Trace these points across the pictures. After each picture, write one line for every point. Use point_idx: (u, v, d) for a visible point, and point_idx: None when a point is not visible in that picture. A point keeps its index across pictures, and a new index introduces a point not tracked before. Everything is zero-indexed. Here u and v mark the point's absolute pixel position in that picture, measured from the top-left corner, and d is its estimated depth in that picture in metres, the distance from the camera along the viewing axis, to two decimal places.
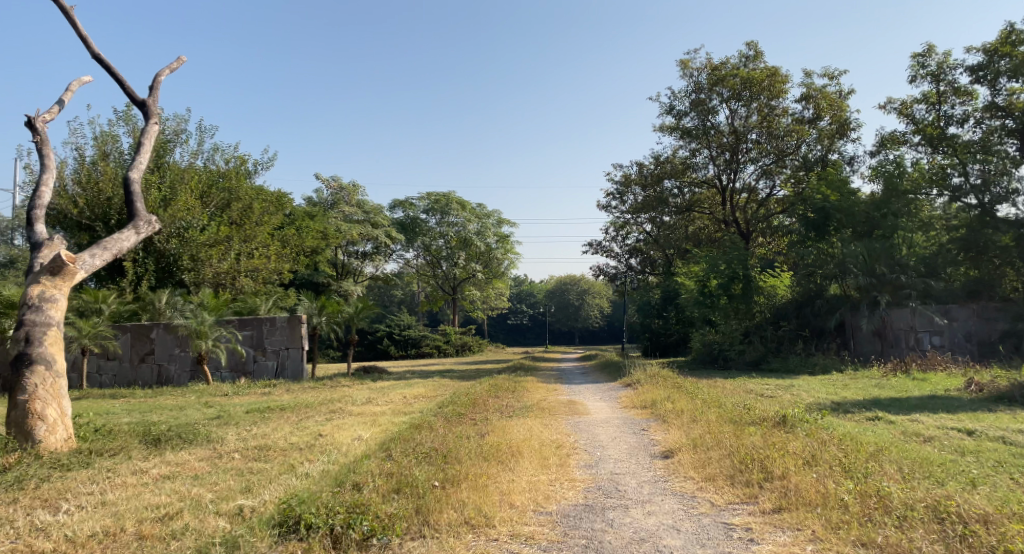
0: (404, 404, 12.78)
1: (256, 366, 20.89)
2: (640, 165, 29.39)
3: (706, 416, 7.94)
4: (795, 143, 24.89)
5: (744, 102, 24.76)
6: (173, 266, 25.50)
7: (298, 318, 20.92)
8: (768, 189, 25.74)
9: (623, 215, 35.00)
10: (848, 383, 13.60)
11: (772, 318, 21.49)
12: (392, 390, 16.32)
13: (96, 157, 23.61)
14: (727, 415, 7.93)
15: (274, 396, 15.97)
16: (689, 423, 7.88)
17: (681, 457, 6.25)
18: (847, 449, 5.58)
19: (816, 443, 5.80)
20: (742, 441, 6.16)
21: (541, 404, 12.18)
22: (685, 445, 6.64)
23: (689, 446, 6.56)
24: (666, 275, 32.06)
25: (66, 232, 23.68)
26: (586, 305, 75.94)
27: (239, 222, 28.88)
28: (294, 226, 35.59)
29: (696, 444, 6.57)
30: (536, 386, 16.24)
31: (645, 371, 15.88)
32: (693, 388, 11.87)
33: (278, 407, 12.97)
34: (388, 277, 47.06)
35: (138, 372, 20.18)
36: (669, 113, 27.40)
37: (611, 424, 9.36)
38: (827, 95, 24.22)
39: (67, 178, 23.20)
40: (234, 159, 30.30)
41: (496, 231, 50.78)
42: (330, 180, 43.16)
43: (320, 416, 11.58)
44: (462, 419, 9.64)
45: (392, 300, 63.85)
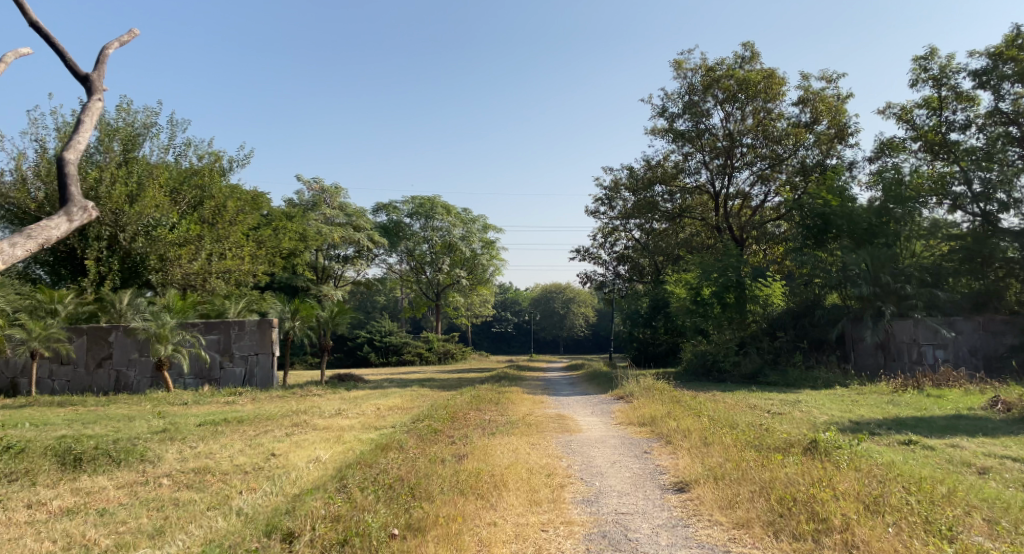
0: (377, 417, 11.61)
1: (223, 373, 19.62)
2: (630, 169, 28.42)
3: (720, 439, 6.86)
4: (792, 148, 23.81)
5: (739, 105, 23.85)
6: (141, 266, 24.12)
7: (268, 322, 19.68)
8: (763, 195, 24.78)
9: (611, 221, 34.12)
10: (858, 399, 12.60)
11: (767, 329, 20.41)
12: (366, 400, 15.11)
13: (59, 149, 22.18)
14: (747, 438, 6.84)
15: (236, 406, 14.73)
16: (700, 447, 6.78)
17: (699, 492, 5.16)
18: (914, 490, 4.51)
19: (871, 481, 4.73)
20: (776, 473, 5.05)
21: (527, 418, 11.04)
22: (703, 476, 5.55)
23: (709, 477, 5.47)
24: (656, 283, 31.19)
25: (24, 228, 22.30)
26: (572, 314, 74.87)
27: (212, 222, 27.57)
28: (271, 227, 34.26)
29: (716, 475, 5.48)
30: (522, 398, 15.12)
31: (639, 383, 14.83)
32: (695, 403, 10.80)
33: (236, 419, 11.74)
34: (370, 282, 45.80)
35: (94, 378, 18.83)
36: (661, 116, 26.47)
37: (606, 444, 8.23)
38: (824, 98, 23.30)
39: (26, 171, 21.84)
40: (210, 155, 28.98)
41: (481, 236, 49.60)
42: (311, 182, 41.87)
43: (281, 430, 10.38)
44: (438, 436, 8.49)
45: (375, 306, 62.50)
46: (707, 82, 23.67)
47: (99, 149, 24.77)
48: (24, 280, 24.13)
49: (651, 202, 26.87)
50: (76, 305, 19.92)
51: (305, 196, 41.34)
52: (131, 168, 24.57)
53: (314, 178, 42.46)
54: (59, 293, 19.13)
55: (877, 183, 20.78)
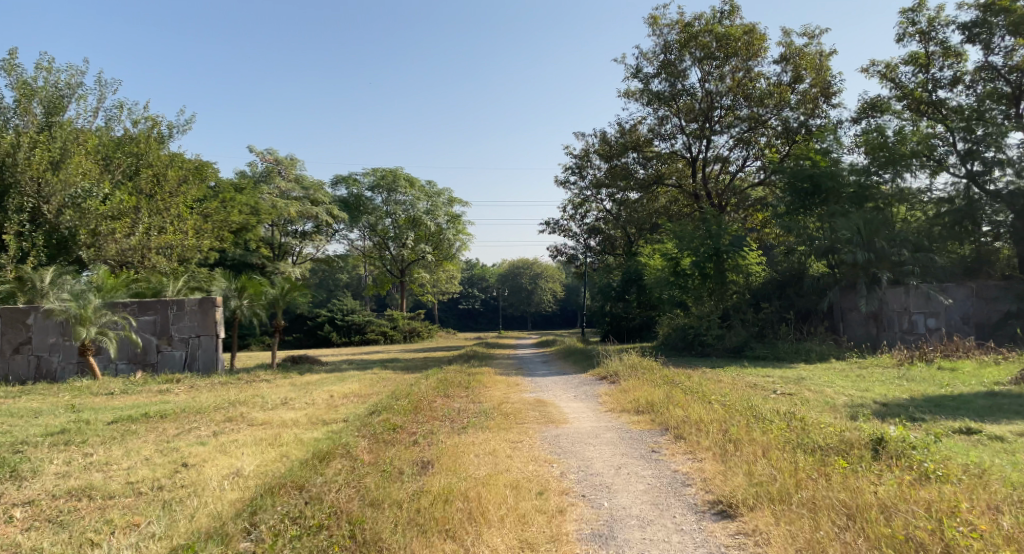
0: (328, 408, 9.99)
1: (160, 358, 17.72)
2: (602, 134, 26.91)
3: (751, 436, 5.43)
4: (773, 110, 22.46)
5: (719, 63, 22.34)
6: (70, 240, 21.80)
7: (212, 300, 17.89)
8: (744, 159, 23.50)
9: (582, 191, 32.72)
10: (863, 374, 11.38)
11: (751, 301, 19.21)
12: (318, 386, 13.45)
13: None
14: (785, 433, 5.45)
15: (168, 396, 12.94)
16: (728, 448, 5.34)
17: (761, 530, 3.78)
18: None
19: (1011, 526, 3.50)
20: (872, 504, 3.77)
21: (501, 406, 9.55)
22: (755, 497, 4.13)
23: (764, 500, 4.06)
24: (629, 256, 29.94)
25: None
26: (539, 289, 73.59)
27: (150, 192, 25.90)
28: (218, 200, 31.99)
29: (774, 496, 4.09)
30: (494, 380, 13.64)
31: (623, 361, 13.46)
32: (694, 386, 9.43)
33: (160, 414, 9.99)
34: (330, 258, 43.72)
35: (11, 365, 16.81)
36: (635, 76, 24.91)
37: (602, 441, 6.75)
38: (807, 55, 21.95)
39: None
40: (147, 120, 26.75)
41: (447, 210, 47.60)
42: (265, 153, 39.50)
43: (210, 427, 8.70)
44: (397, 436, 6.91)
45: (338, 284, 60.33)
46: (685, 38, 22.14)
47: (18, 112, 22.40)
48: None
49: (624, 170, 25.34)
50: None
51: (259, 167, 38.95)
52: (54, 133, 22.18)
53: (268, 149, 40.01)
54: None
55: (862, 145, 19.49)
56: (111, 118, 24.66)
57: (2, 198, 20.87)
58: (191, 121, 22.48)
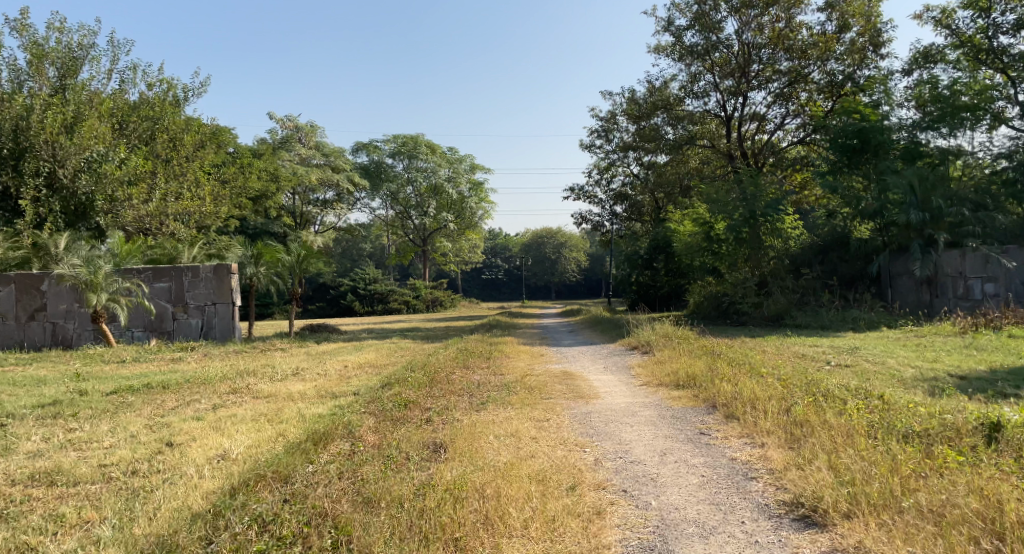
0: (339, 380, 9.28)
1: (175, 326, 17.23)
2: (631, 92, 25.72)
3: (819, 419, 4.67)
4: (815, 63, 21.10)
5: (758, 13, 21.00)
6: (88, 207, 21.31)
7: (227, 267, 17.35)
8: (782, 117, 22.19)
9: (608, 155, 31.62)
10: (920, 343, 10.43)
11: (790, 267, 18.09)
12: (333, 356, 12.80)
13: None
14: (861, 415, 4.64)
15: (178, 365, 12.39)
16: (792, 435, 4.61)
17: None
18: None
19: None
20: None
21: (527, 380, 8.78)
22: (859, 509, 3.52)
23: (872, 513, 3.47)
24: (658, 222, 28.89)
25: None
26: (563, 259, 72.62)
27: (167, 157, 25.72)
28: (237, 165, 31.53)
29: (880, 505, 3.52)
30: (518, 350, 12.87)
31: (655, 330, 12.62)
32: (739, 358, 8.57)
33: (163, 384, 9.34)
34: (351, 227, 43.16)
35: (26, 332, 16.43)
36: (666, 31, 23.64)
37: (639, 420, 5.95)
38: (854, 2, 20.49)
39: None
40: (162, 83, 26.17)
41: (469, 178, 46.66)
42: (285, 119, 38.84)
43: (212, 399, 8.02)
44: (410, 413, 6.17)
45: (360, 254, 59.88)
46: None
47: (31, 73, 21.84)
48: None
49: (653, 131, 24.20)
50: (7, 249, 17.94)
51: (279, 134, 38.30)
52: (68, 96, 21.66)
53: (288, 116, 39.46)
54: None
55: (915, 98, 18.06)
56: (125, 81, 24.11)
57: (18, 162, 20.24)
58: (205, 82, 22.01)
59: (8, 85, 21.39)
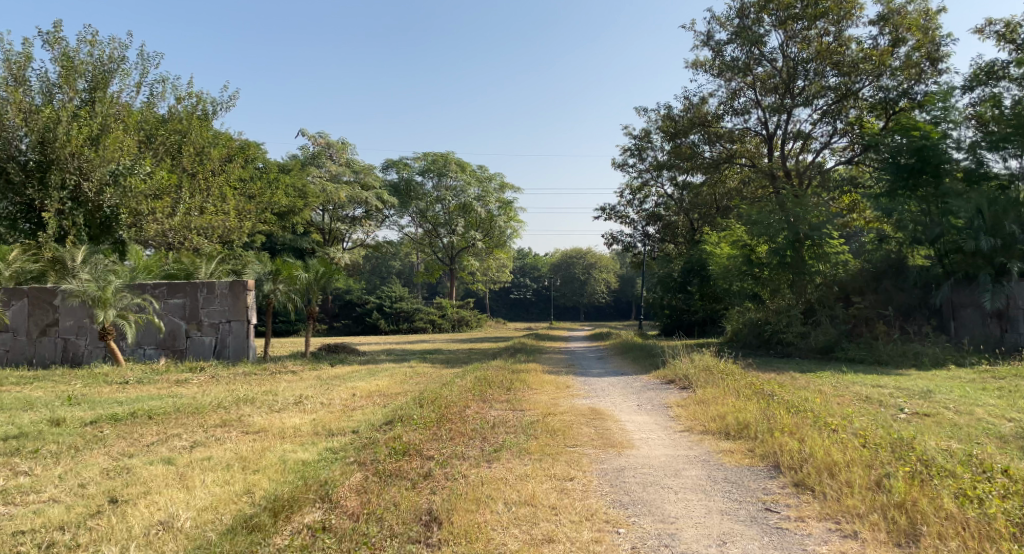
0: (341, 413, 8.33)
1: (189, 344, 16.55)
2: (667, 109, 24.68)
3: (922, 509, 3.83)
4: (865, 81, 19.90)
5: (807, 25, 19.95)
6: (113, 220, 20.79)
7: (243, 284, 16.65)
8: (828, 136, 20.93)
9: (641, 175, 30.61)
10: (996, 386, 9.23)
11: (839, 295, 16.92)
12: (343, 382, 11.87)
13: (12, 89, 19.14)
14: (979, 517, 3.69)
15: (179, 389, 11.58)
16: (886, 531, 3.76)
17: None
18: None
19: None
20: None
21: (550, 419, 7.75)
22: None
23: None
24: (693, 245, 27.69)
25: None
26: (592, 279, 71.41)
27: (192, 171, 25.36)
28: (265, 179, 31.25)
29: None
30: (542, 379, 11.81)
31: (693, 361, 11.51)
32: (795, 402, 7.47)
33: (150, 412, 8.46)
34: (379, 244, 42.61)
35: (37, 347, 15.87)
36: (706, 45, 22.64)
37: (684, 483, 4.96)
38: (908, 16, 19.27)
39: None
40: (191, 96, 25.95)
41: (498, 196, 45.89)
42: (316, 135, 38.64)
43: (194, 433, 7.12)
44: (409, 467, 5.22)
45: (389, 272, 59.60)
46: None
47: (60, 84, 21.58)
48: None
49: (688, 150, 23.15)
50: (23, 261, 17.43)
51: (309, 150, 38.04)
52: (96, 109, 21.38)
53: (319, 134, 39.45)
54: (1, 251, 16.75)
55: (979, 118, 16.53)
56: (154, 93, 23.82)
57: (44, 175, 19.80)
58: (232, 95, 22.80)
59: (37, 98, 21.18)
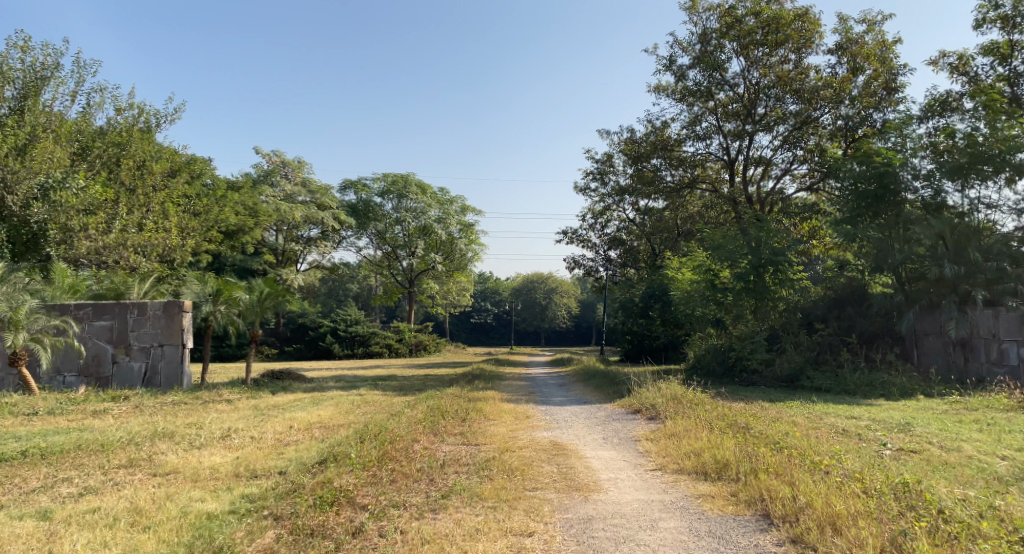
0: (270, 450, 7.39)
1: (115, 370, 15.25)
2: (628, 133, 24.41)
3: None
4: (823, 110, 19.88)
5: (767, 51, 19.93)
6: (40, 236, 19.53)
7: (178, 305, 15.50)
8: (788, 163, 20.77)
9: (602, 199, 30.29)
10: (975, 419, 8.80)
11: (802, 321, 16.58)
12: (282, 413, 10.86)
13: None
14: None
15: (94, 421, 10.42)
16: None
17: None
18: None
19: None
20: None
21: (506, 457, 6.95)
22: None
23: None
24: (654, 270, 27.33)
25: None
26: (553, 304, 70.88)
27: (132, 186, 23.98)
28: (213, 197, 29.95)
29: None
30: (500, 409, 11.00)
31: (660, 390, 10.85)
32: (774, 436, 6.84)
33: (46, 450, 7.38)
34: (335, 266, 41.37)
35: None
36: (667, 69, 22.48)
37: (665, 537, 4.25)
38: (867, 46, 19.35)
39: None
40: (133, 108, 24.71)
41: (459, 219, 45.11)
42: (271, 154, 37.48)
43: (89, 477, 6.14)
44: (335, 523, 4.40)
45: (347, 295, 58.20)
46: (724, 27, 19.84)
47: None
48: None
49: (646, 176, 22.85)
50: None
51: (262, 168, 36.84)
52: (24, 119, 19.96)
53: (274, 152, 38.29)
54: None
55: (934, 148, 16.02)
56: (92, 104, 22.55)
57: None
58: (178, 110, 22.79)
59: None
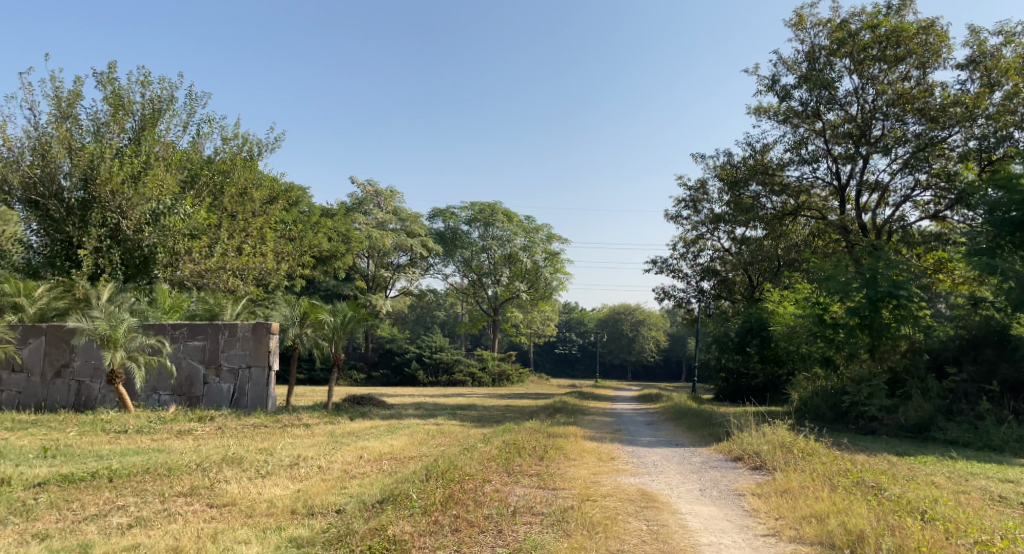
0: (334, 484, 6.90)
1: (206, 390, 15.39)
2: (727, 158, 23.21)
3: None
4: (948, 131, 18.12)
5: (886, 68, 18.49)
6: (150, 259, 19.99)
7: (266, 326, 15.54)
8: (906, 188, 19.00)
9: (694, 228, 29.00)
10: None
11: (931, 364, 14.87)
12: (356, 441, 10.42)
13: (60, 124, 19.00)
14: None
15: (172, 441, 10.32)
16: None
17: None
18: None
19: None
20: None
21: (587, 507, 6.14)
22: None
23: None
24: (752, 303, 25.77)
25: (25, 213, 19.71)
26: (640, 337, 68.90)
27: (234, 212, 24.75)
28: (308, 223, 30.72)
29: None
30: (583, 448, 10.15)
31: (763, 435, 9.72)
32: (912, 503, 5.72)
33: (113, 472, 7.13)
34: (423, 293, 41.62)
35: (51, 390, 14.66)
36: (770, 90, 21.27)
37: None
38: (1002, 60, 17.61)
39: (24, 150, 19.23)
40: (238, 138, 25.72)
41: (546, 248, 44.60)
42: (365, 183, 38.31)
43: (145, 506, 5.78)
44: None
45: (433, 322, 58.65)
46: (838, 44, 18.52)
47: (109, 123, 20.88)
48: (23, 274, 20.05)
49: (743, 204, 21.56)
50: (50, 298, 16.06)
51: (356, 196, 37.70)
52: (140, 148, 20.62)
53: (369, 181, 39.15)
54: (27, 285, 15.84)
55: None
56: (201, 134, 23.50)
57: (85, 213, 19.28)
58: (279, 138, 25.41)
59: (88, 137, 20.44)
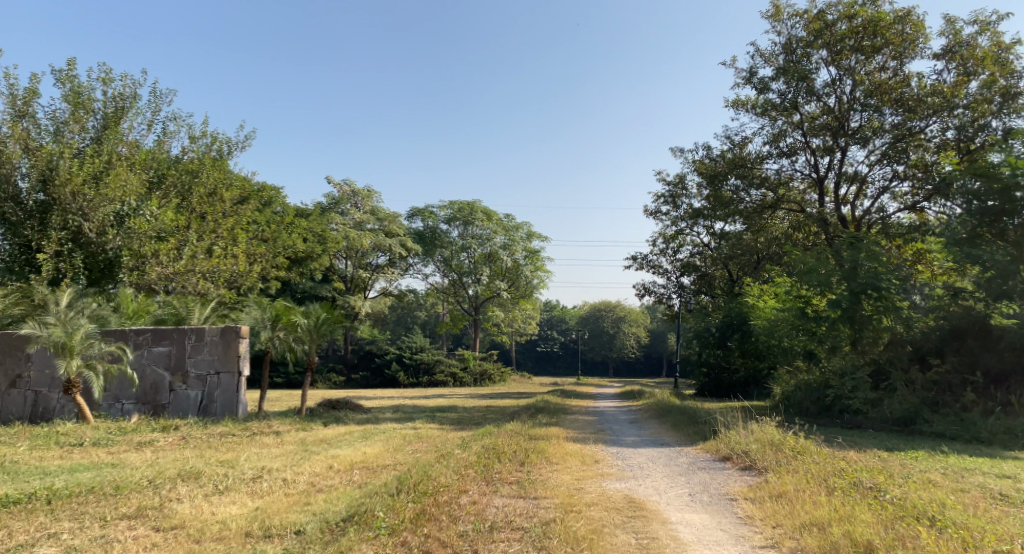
0: (296, 499, 6.37)
1: (172, 398, 14.71)
2: (706, 152, 22.91)
3: None
4: (927, 121, 17.93)
5: (864, 58, 18.24)
6: (115, 263, 19.13)
7: (235, 330, 14.91)
8: (885, 179, 18.78)
9: (674, 223, 28.72)
10: None
11: (914, 356, 14.56)
12: (327, 449, 9.87)
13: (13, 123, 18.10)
14: None
15: (129, 454, 9.70)
16: None
17: None
18: None
19: None
20: None
21: (570, 519, 5.68)
22: None
23: None
24: (733, 297, 25.54)
25: None
26: (622, 334, 68.68)
27: (202, 212, 23.94)
28: (280, 223, 29.94)
29: None
30: (566, 451, 9.69)
31: (751, 432, 9.33)
32: (916, 508, 5.34)
33: (54, 492, 6.53)
34: (402, 293, 40.96)
35: (6, 401, 13.92)
36: (749, 82, 20.97)
37: None
38: (980, 49, 17.42)
39: None
40: (205, 136, 24.91)
41: (525, 246, 44.14)
42: (341, 182, 37.57)
43: (80, 534, 5.21)
44: None
45: (413, 322, 57.99)
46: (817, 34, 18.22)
47: (68, 122, 20.04)
48: None
49: (722, 198, 21.29)
50: (4, 305, 15.27)
51: (331, 195, 36.93)
52: (101, 148, 19.79)
53: (345, 180, 38.37)
54: None
55: None
56: (166, 133, 22.70)
57: (44, 215, 18.43)
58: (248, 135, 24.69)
59: (45, 137, 19.57)
